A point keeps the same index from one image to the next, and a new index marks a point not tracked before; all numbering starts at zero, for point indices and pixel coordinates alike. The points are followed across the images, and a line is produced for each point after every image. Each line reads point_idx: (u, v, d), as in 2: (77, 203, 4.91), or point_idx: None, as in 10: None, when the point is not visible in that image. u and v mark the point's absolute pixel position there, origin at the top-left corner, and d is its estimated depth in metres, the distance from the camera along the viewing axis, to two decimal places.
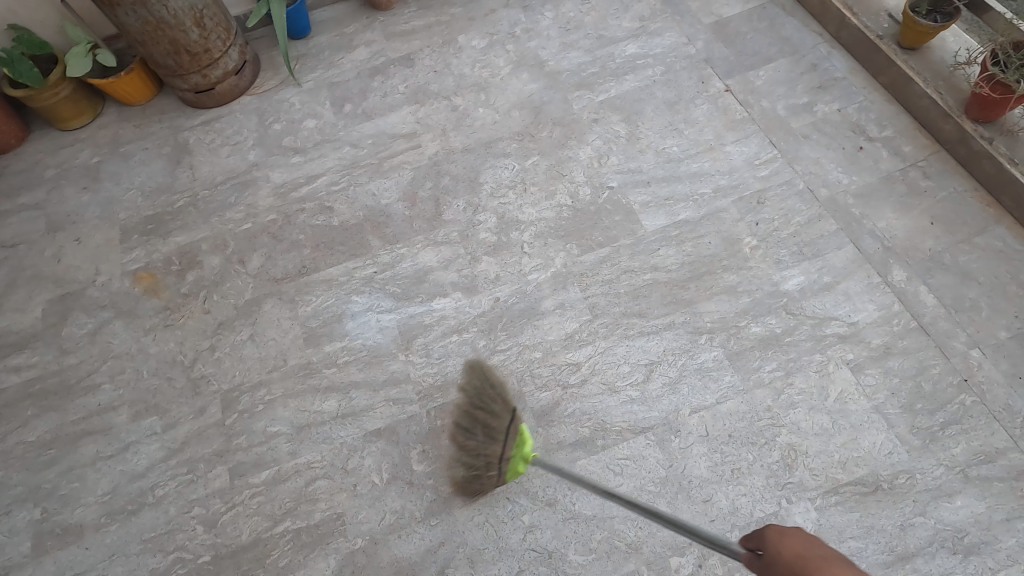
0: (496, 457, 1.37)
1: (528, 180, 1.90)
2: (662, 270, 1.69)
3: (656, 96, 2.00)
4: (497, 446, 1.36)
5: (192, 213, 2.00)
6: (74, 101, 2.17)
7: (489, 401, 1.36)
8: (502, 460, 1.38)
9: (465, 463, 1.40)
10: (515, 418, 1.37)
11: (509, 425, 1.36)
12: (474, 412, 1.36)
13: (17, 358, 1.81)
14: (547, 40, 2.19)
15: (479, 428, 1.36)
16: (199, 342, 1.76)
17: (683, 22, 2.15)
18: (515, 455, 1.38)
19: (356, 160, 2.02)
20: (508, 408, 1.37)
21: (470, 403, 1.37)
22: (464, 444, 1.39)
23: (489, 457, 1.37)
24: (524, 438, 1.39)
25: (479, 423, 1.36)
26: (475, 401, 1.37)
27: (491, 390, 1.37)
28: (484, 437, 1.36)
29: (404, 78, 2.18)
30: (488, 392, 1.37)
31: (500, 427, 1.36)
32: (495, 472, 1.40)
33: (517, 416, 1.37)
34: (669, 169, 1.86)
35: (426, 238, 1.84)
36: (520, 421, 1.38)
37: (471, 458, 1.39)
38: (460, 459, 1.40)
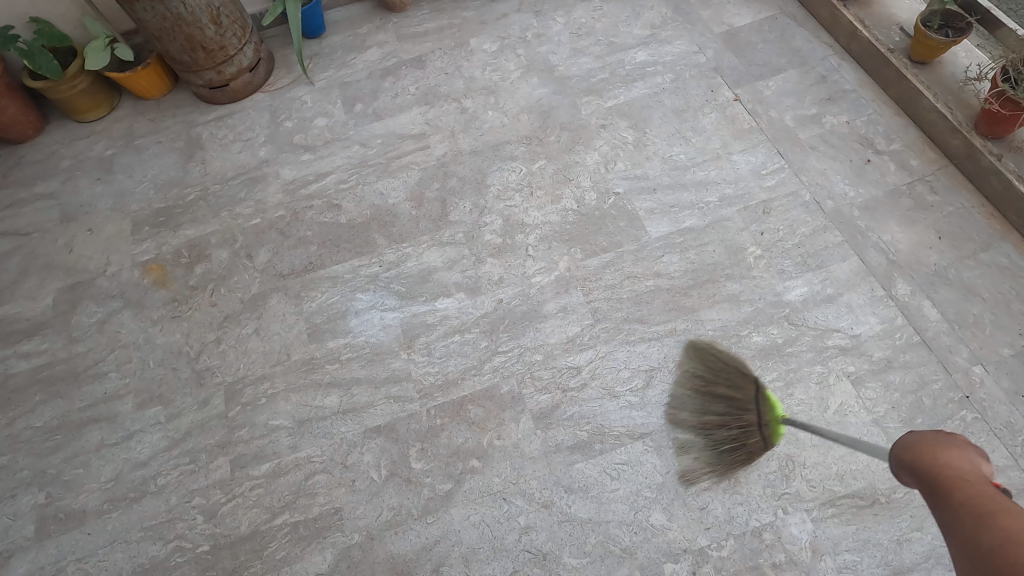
0: (754, 422, 1.22)
1: (535, 183, 1.91)
2: (665, 277, 1.70)
3: (665, 104, 2.01)
4: (749, 413, 1.22)
5: (202, 207, 2.03)
6: (91, 94, 2.20)
7: (727, 378, 1.26)
8: (761, 425, 1.22)
9: (721, 436, 1.28)
10: (758, 384, 1.23)
11: (754, 391, 1.23)
12: (710, 389, 1.29)
13: (26, 344, 1.84)
14: (558, 46, 2.20)
15: (725, 401, 1.26)
16: (205, 334, 1.79)
17: (694, 31, 2.16)
18: (771, 418, 1.22)
19: (365, 160, 2.04)
20: (746, 377, 1.25)
21: (706, 382, 1.31)
22: (705, 422, 1.31)
23: (746, 426, 1.23)
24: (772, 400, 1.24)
25: (719, 397, 1.27)
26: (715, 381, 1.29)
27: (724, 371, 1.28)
28: (732, 407, 1.24)
29: (415, 79, 2.20)
30: (717, 365, 1.29)
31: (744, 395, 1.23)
32: (757, 438, 1.23)
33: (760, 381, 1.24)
34: (675, 176, 1.86)
35: (431, 238, 1.86)
36: (764, 385, 1.24)
37: (721, 432, 1.28)
38: (710, 438, 1.30)
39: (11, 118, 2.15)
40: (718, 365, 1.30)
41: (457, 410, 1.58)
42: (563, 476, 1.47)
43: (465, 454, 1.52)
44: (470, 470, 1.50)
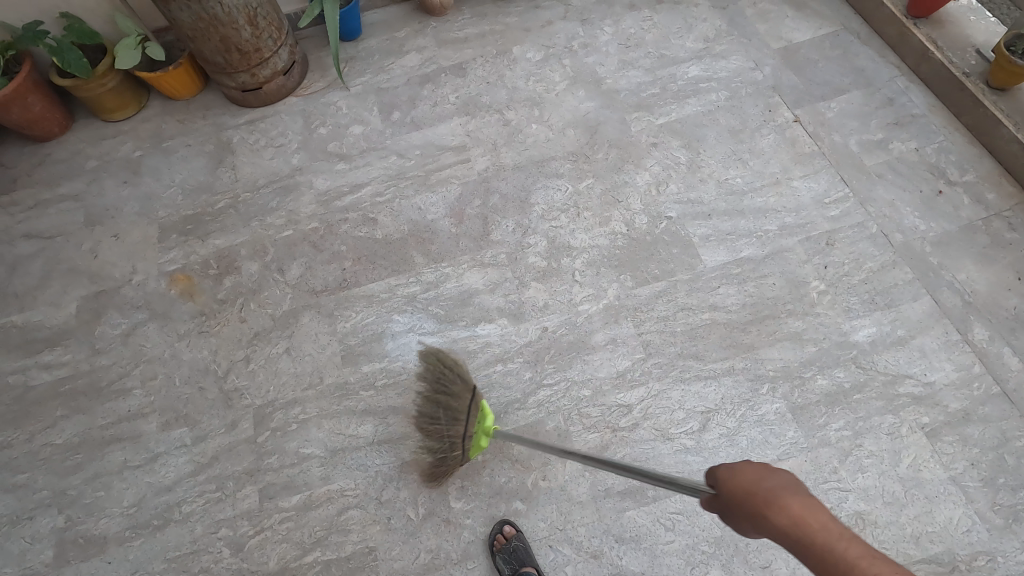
0: (458, 436, 1.37)
1: (582, 204, 1.81)
2: (722, 310, 1.60)
3: (720, 123, 1.90)
4: (460, 424, 1.36)
5: (232, 216, 1.95)
6: (119, 93, 2.13)
7: (446, 383, 1.36)
8: (465, 437, 1.38)
9: (433, 444, 1.40)
10: (475, 395, 1.36)
11: (469, 403, 1.36)
12: (433, 394, 1.37)
13: (48, 355, 1.76)
14: (605, 57, 2.10)
15: (436, 406, 1.37)
16: (233, 352, 1.70)
17: (750, 45, 2.05)
18: (479, 431, 1.40)
19: (403, 171, 1.95)
20: (466, 386, 1.34)
21: (433, 390, 1.37)
22: (428, 430, 1.41)
23: (451, 438, 1.38)
24: (486, 411, 1.41)
25: (438, 401, 1.37)
26: (437, 386, 1.38)
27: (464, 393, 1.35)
28: (449, 415, 1.36)
29: (455, 87, 2.10)
30: (445, 373, 1.35)
31: (460, 405, 1.36)
32: (459, 450, 1.39)
33: (476, 392, 1.35)
34: (732, 201, 1.76)
35: (472, 258, 1.77)
36: (481, 396, 1.38)
37: (433, 440, 1.40)
38: (432, 446, 1.40)
39: (37, 115, 2.08)
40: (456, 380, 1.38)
41: (500, 446, 1.50)
42: (613, 524, 1.39)
43: (509, 495, 1.44)
44: (514, 513, 1.42)
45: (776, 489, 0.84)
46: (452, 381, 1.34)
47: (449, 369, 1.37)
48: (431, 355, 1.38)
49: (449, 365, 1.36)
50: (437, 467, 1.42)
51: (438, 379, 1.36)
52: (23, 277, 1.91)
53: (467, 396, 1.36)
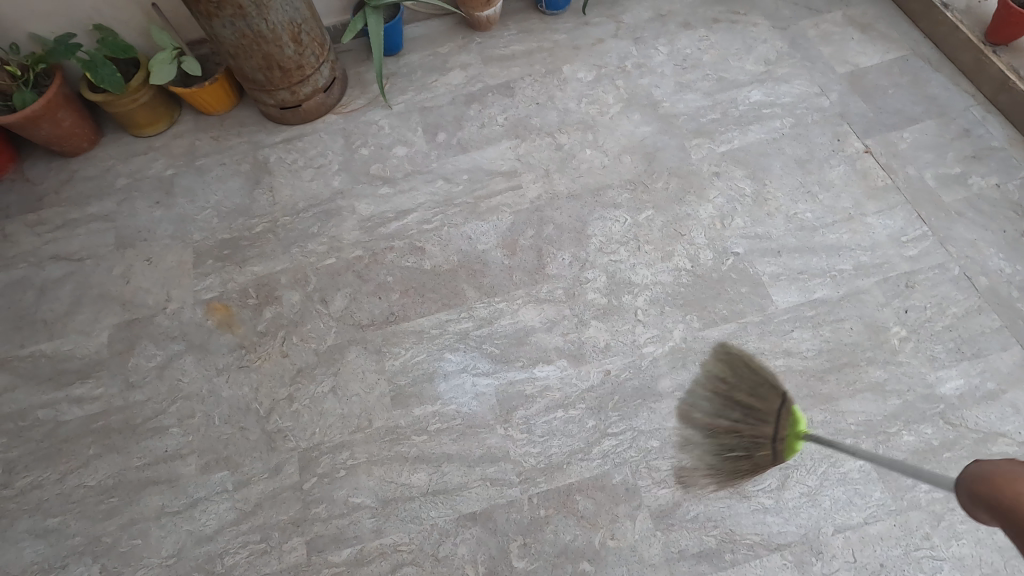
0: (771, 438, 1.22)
1: (643, 236, 1.72)
2: (797, 356, 1.51)
3: (786, 152, 1.81)
4: (768, 426, 1.21)
5: (270, 241, 1.86)
6: (152, 108, 2.04)
7: (749, 385, 1.24)
8: (776, 440, 1.22)
9: (731, 443, 1.27)
10: (784, 401, 1.23)
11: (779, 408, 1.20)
12: (723, 386, 1.27)
13: (79, 388, 1.67)
14: (661, 78, 2.01)
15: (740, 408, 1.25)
16: (275, 389, 1.61)
17: (814, 69, 1.96)
18: (791, 434, 1.21)
19: (450, 197, 1.86)
20: (775, 391, 1.21)
21: (725, 387, 1.27)
22: (716, 428, 1.30)
23: (759, 437, 1.23)
24: (795, 415, 1.23)
25: (741, 404, 1.25)
26: (728, 396, 1.27)
27: (739, 376, 1.25)
28: (752, 417, 1.23)
29: (503, 108, 2.01)
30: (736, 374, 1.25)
31: (770, 410, 1.21)
32: (768, 452, 1.27)
33: (788, 398, 1.21)
34: (802, 237, 1.67)
35: (527, 293, 1.68)
36: (790, 402, 1.23)
37: (728, 439, 1.27)
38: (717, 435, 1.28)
39: (66, 130, 1.99)
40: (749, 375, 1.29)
41: (564, 500, 1.41)
42: None
43: (575, 555, 1.36)
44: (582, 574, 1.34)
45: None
46: (763, 387, 1.21)
47: (753, 371, 1.24)
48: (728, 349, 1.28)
49: (740, 362, 1.25)
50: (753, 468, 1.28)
51: (740, 379, 1.25)
52: (52, 302, 1.82)
53: (773, 399, 1.21)
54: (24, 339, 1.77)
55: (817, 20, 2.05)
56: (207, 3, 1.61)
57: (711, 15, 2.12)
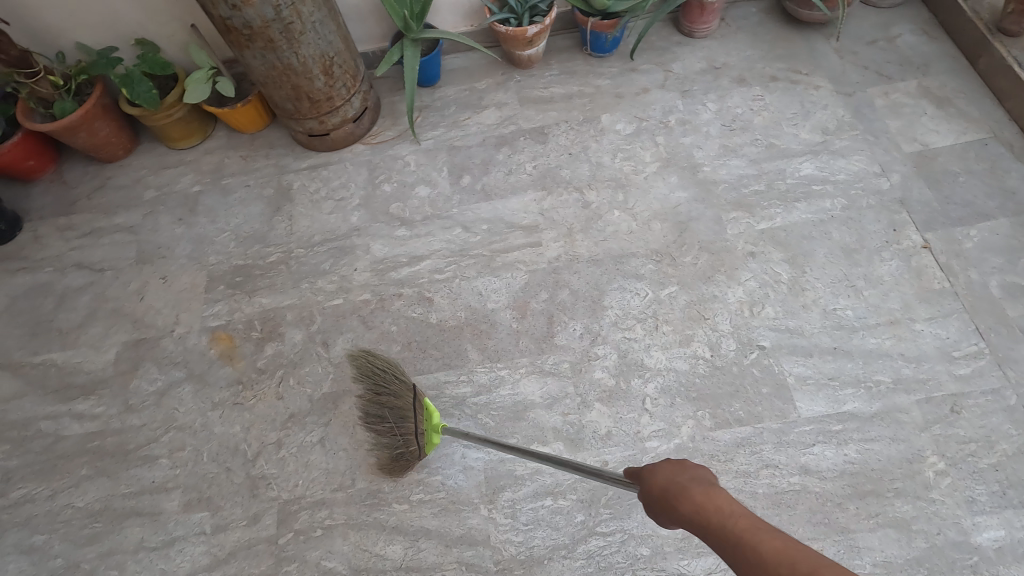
0: (409, 433, 1.42)
1: (661, 315, 1.61)
2: (814, 475, 1.37)
3: (832, 238, 1.65)
4: None
5: (282, 272, 1.83)
6: (186, 123, 2.05)
7: (384, 383, 1.45)
8: (417, 433, 1.43)
9: (387, 443, 1.45)
10: (416, 395, 1.44)
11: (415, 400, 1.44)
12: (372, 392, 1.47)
13: (81, 404, 1.70)
14: (705, 139, 1.87)
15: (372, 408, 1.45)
16: (265, 433, 1.59)
17: (876, 144, 1.78)
18: (429, 430, 1.46)
19: (466, 248, 1.79)
20: (405, 384, 1.45)
21: (375, 394, 1.46)
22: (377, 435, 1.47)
23: (403, 433, 1.43)
24: (432, 411, 1.46)
25: None
26: (375, 386, 1.46)
27: (383, 370, 1.47)
28: (394, 413, 1.44)
29: (533, 155, 1.92)
30: (381, 373, 1.46)
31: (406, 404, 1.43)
32: (414, 448, 1.44)
33: None
34: (838, 338, 1.52)
35: (531, 363, 1.59)
36: (423, 396, 1.45)
37: None
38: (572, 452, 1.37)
39: (102, 139, 2.03)
40: None
41: None
42: None
43: None
44: None
45: (689, 484, 0.84)
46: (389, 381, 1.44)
47: (383, 371, 1.47)
48: (364, 357, 1.50)
49: (380, 366, 1.47)
50: (399, 460, 1.46)
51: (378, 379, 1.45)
52: (69, 312, 1.86)
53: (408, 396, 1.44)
54: (39, 347, 1.81)
55: (887, 88, 1.87)
56: (239, 36, 1.58)
57: (769, 72, 1.97)
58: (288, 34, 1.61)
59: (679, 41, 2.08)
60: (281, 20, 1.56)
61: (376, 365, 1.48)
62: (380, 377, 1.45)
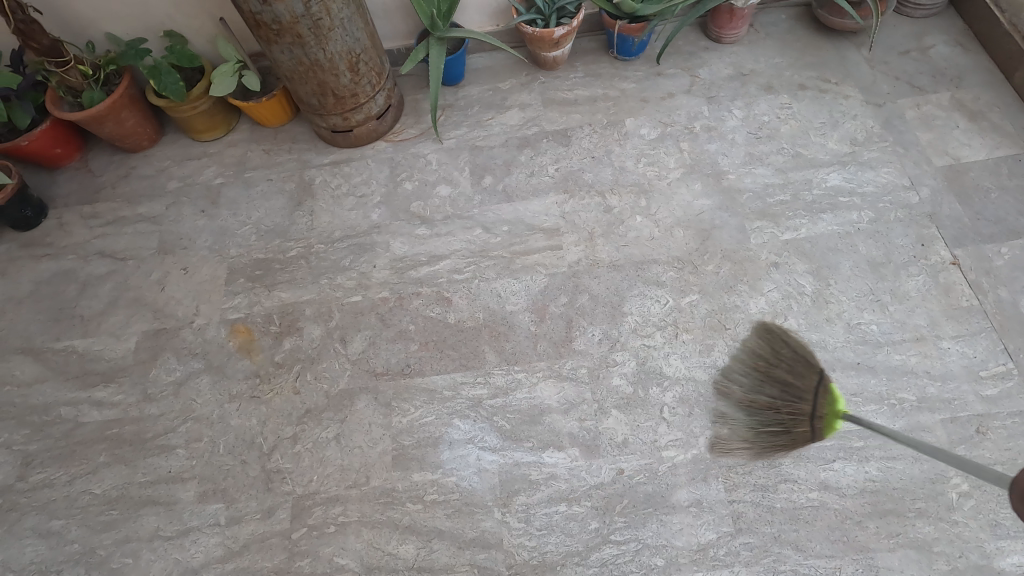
0: (806, 413, 1.19)
1: (682, 323, 1.59)
2: (834, 491, 1.35)
3: (858, 250, 1.63)
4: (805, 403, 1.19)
5: (302, 267, 1.84)
6: (211, 115, 2.07)
7: (789, 364, 1.22)
8: (814, 417, 1.19)
9: (766, 418, 1.25)
10: (823, 377, 1.19)
11: (820, 381, 1.19)
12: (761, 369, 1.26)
13: (101, 391, 1.72)
14: (731, 146, 1.85)
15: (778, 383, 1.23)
16: (282, 427, 1.60)
17: (906, 157, 1.75)
18: (830, 413, 1.18)
19: (486, 249, 1.78)
20: (813, 367, 1.20)
21: (767, 364, 1.26)
22: (754, 404, 1.28)
23: (796, 415, 1.20)
24: (836, 397, 1.19)
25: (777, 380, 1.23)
26: (770, 360, 1.26)
27: (786, 345, 1.24)
28: (785, 392, 1.21)
29: (556, 157, 1.91)
30: (785, 352, 1.24)
31: (809, 384, 1.19)
32: (806, 429, 1.20)
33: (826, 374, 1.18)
34: (862, 353, 1.49)
35: (549, 367, 1.58)
36: (829, 379, 1.20)
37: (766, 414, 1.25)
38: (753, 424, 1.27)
39: (128, 129, 2.05)
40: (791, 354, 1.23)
41: None
42: None
43: None
44: None
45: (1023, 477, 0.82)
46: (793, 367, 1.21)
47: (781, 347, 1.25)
48: (776, 330, 1.28)
49: (789, 343, 1.24)
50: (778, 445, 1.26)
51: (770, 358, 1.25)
52: (91, 299, 1.88)
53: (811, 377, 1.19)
54: (61, 333, 1.83)
55: (918, 100, 1.84)
56: (268, 31, 1.58)
57: (798, 80, 1.94)
58: (316, 31, 1.61)
59: (706, 46, 2.06)
60: (310, 16, 1.57)
61: (782, 345, 1.26)
62: (778, 354, 1.25)
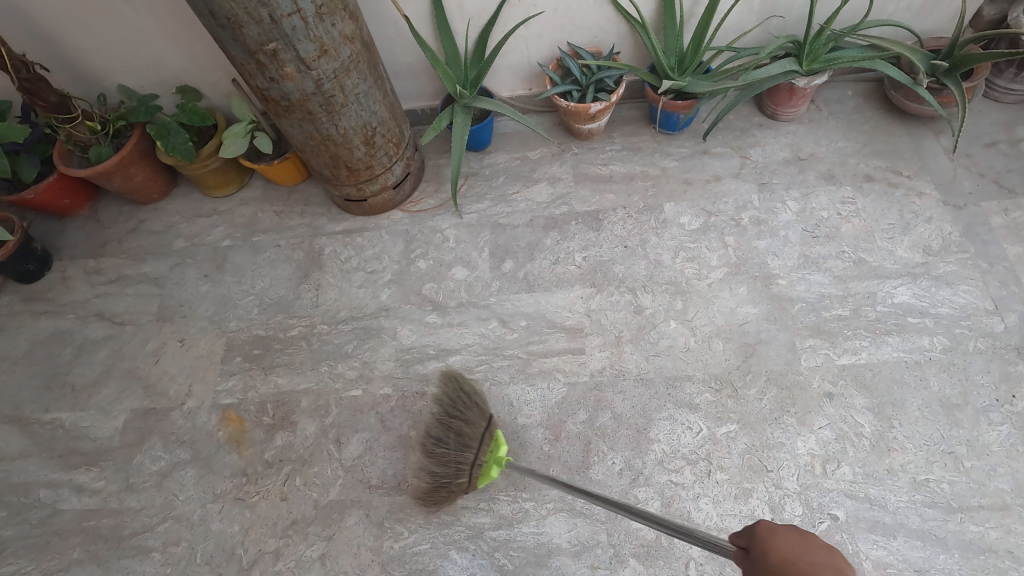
0: (468, 462, 1.38)
1: (716, 460, 1.39)
2: None
3: (929, 387, 1.41)
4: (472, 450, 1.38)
5: (302, 349, 1.71)
6: (223, 172, 1.96)
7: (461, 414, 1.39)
8: (475, 464, 1.38)
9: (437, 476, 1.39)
10: (489, 425, 1.40)
11: (485, 430, 1.40)
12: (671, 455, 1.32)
13: (83, 475, 1.61)
14: (782, 244, 1.64)
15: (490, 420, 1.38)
16: (265, 539, 1.46)
17: (991, 273, 1.53)
18: (490, 459, 1.40)
19: (500, 346, 1.61)
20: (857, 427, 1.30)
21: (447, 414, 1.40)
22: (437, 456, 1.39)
23: (461, 462, 1.39)
24: (500, 441, 1.42)
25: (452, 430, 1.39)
26: (450, 411, 1.40)
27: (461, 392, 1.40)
28: (460, 442, 1.38)
29: (584, 244, 1.74)
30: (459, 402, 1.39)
31: (474, 432, 1.38)
32: (467, 478, 1.39)
33: (491, 422, 1.41)
34: (930, 519, 1.28)
35: (561, 498, 1.41)
36: (494, 427, 1.41)
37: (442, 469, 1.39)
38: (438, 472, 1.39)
39: (138, 183, 1.95)
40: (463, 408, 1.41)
41: None
42: None
43: None
44: None
45: None
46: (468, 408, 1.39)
47: (467, 397, 1.41)
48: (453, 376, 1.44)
49: (466, 392, 1.40)
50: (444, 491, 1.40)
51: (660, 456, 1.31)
52: (85, 367, 1.79)
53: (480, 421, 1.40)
54: (51, 403, 1.74)
55: (1007, 204, 1.61)
56: (277, 106, 1.45)
57: (865, 169, 1.72)
58: (328, 107, 1.47)
59: (760, 122, 1.86)
60: (321, 93, 1.43)
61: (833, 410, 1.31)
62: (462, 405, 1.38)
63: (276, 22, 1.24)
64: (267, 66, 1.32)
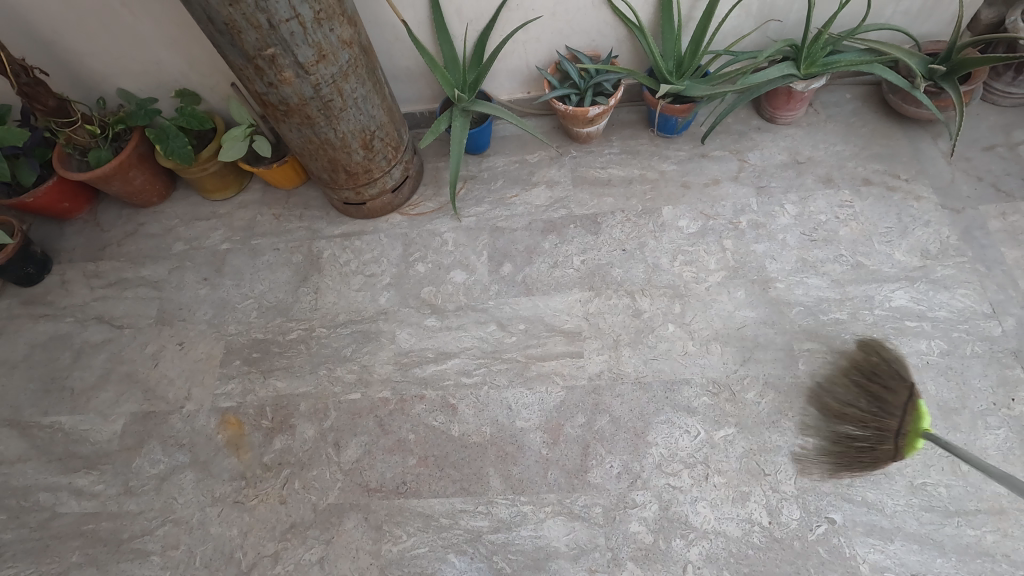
0: (893, 428, 1.29)
1: (714, 463, 1.39)
2: None
3: (926, 390, 1.41)
4: (893, 419, 1.30)
5: (301, 353, 1.71)
6: (221, 176, 1.96)
7: (884, 377, 1.37)
8: (899, 433, 1.28)
9: (856, 435, 1.34)
10: (913, 396, 1.32)
11: (907, 400, 1.31)
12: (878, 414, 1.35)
13: (82, 479, 1.62)
14: (781, 248, 1.65)
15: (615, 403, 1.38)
16: (263, 542, 1.46)
17: (988, 277, 1.53)
18: (913, 430, 1.29)
19: (499, 349, 1.62)
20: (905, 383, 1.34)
21: (869, 381, 1.39)
22: (843, 415, 1.38)
23: (883, 429, 1.31)
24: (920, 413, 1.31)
25: (870, 396, 1.37)
26: (868, 375, 1.40)
27: (883, 360, 1.40)
28: (880, 407, 1.33)
29: (583, 247, 1.74)
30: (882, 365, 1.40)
31: (896, 400, 1.32)
32: (891, 446, 1.29)
33: (913, 392, 1.33)
34: (928, 522, 1.28)
35: (559, 501, 1.41)
36: (917, 398, 1.32)
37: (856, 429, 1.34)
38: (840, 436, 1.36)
39: (137, 187, 1.95)
40: (887, 370, 1.38)
41: None
42: None
43: None
44: None
45: None
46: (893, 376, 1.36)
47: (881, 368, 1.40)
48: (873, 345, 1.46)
49: (889, 359, 1.40)
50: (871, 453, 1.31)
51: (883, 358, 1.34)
52: (84, 370, 1.79)
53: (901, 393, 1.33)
54: (50, 406, 1.74)
55: (1004, 208, 1.61)
56: (275, 111, 1.45)
57: (862, 173, 1.73)
58: (326, 112, 1.47)
59: (758, 126, 1.86)
60: (319, 98, 1.43)
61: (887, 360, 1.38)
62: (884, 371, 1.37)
63: (274, 28, 1.24)
64: (265, 71, 1.32)
